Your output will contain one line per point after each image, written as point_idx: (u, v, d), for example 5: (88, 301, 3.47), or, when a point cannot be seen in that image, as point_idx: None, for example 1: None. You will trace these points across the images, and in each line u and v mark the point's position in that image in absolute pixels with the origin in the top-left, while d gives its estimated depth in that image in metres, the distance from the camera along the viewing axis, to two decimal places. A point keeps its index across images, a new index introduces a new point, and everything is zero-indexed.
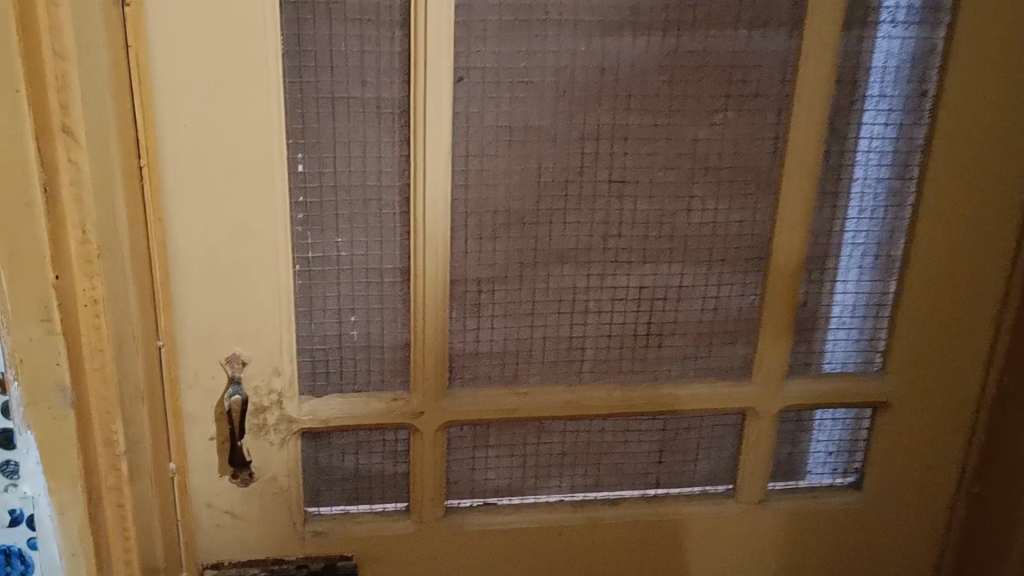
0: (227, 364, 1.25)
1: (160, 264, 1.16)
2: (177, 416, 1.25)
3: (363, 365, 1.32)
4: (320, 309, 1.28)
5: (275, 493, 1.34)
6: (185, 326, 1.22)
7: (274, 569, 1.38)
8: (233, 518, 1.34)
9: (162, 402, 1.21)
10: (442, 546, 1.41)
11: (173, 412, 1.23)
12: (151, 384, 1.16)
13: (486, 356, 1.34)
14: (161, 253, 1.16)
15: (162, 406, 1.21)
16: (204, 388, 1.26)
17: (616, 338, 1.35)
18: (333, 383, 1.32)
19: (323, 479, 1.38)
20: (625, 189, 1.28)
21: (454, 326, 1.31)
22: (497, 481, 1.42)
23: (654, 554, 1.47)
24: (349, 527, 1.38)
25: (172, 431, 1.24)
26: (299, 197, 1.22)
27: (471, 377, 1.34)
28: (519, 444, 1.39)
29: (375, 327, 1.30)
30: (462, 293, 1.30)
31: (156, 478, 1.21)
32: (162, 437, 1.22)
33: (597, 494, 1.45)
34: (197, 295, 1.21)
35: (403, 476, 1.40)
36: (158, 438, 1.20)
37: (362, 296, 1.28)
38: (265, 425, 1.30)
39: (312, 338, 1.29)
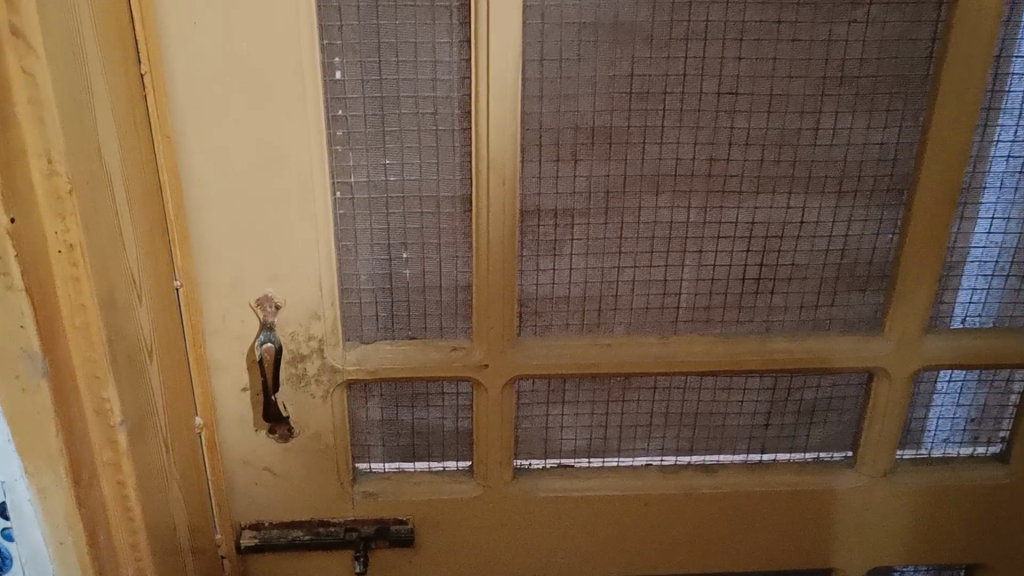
0: (258, 307, 1.08)
1: (171, 191, 0.99)
2: (201, 364, 1.08)
3: (418, 308, 1.12)
4: (367, 243, 1.08)
5: (318, 451, 1.17)
6: (207, 264, 1.05)
7: (320, 531, 1.22)
8: (272, 476, 1.18)
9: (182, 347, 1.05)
10: (509, 512, 1.23)
11: (198, 358, 1.08)
12: (164, 331, 1.00)
13: (562, 300, 1.13)
14: (172, 181, 0.98)
15: (181, 353, 1.05)
16: (233, 332, 1.09)
17: (719, 282, 1.13)
18: (384, 328, 1.13)
19: (374, 435, 1.20)
20: (738, 103, 1.03)
21: (524, 266, 1.10)
22: (574, 441, 1.23)
23: (755, 528, 1.27)
24: (403, 489, 1.22)
25: (196, 379, 1.09)
26: (338, 110, 1.01)
27: (544, 325, 1.14)
28: (600, 401, 1.19)
29: (431, 266, 1.10)
30: (535, 228, 1.08)
31: (177, 437, 1.05)
32: (181, 389, 1.06)
33: (691, 459, 1.25)
34: (221, 227, 1.03)
35: (466, 433, 1.21)
36: (176, 391, 1.04)
37: (416, 228, 1.07)
38: (305, 376, 1.12)
39: (357, 276, 1.10)
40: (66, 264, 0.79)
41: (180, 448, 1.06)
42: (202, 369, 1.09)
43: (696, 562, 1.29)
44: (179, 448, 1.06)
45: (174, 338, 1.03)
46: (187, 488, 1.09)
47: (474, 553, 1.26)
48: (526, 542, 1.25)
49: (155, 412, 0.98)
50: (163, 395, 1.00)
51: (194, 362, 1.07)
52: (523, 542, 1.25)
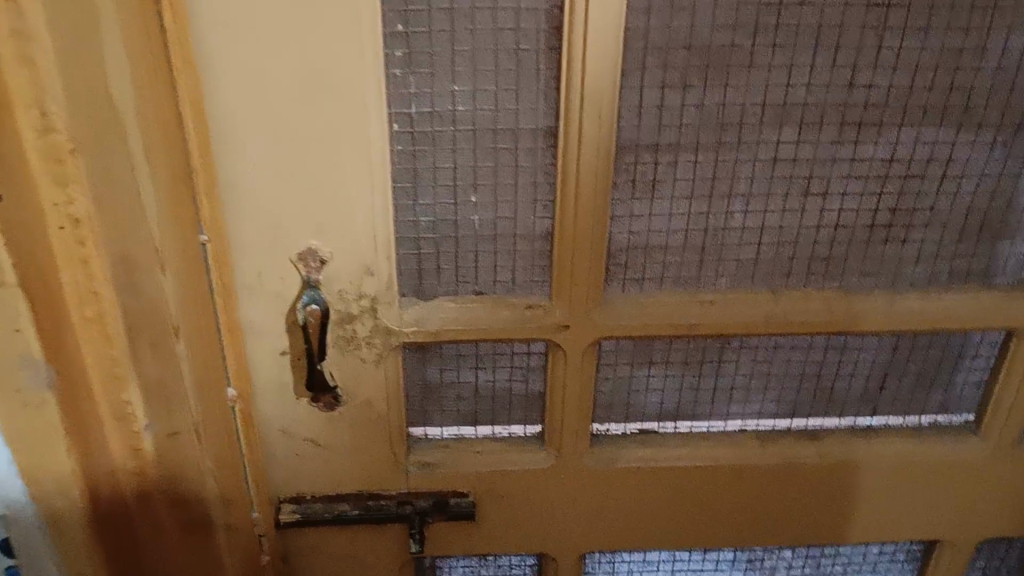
0: (300, 263, 0.90)
1: (195, 131, 0.80)
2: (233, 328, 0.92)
3: (487, 260, 0.95)
4: (431, 185, 0.91)
5: (369, 420, 1.02)
6: (239, 214, 0.87)
7: (370, 505, 1.07)
8: (315, 447, 1.03)
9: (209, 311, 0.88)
10: (584, 484, 1.08)
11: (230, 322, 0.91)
12: (191, 300, 0.83)
13: (658, 251, 0.96)
14: (196, 118, 0.79)
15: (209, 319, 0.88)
16: (271, 291, 0.92)
17: (844, 228, 0.96)
18: (447, 283, 0.97)
19: (433, 399, 1.05)
20: (890, 17, 0.84)
21: (616, 213, 0.93)
22: (660, 404, 1.07)
23: (860, 501, 1.12)
24: (464, 458, 1.07)
25: (228, 345, 0.92)
26: (399, 26, 0.82)
27: (635, 278, 0.97)
28: (693, 362, 1.04)
29: (505, 211, 0.93)
30: (631, 168, 0.90)
31: (209, 418, 0.90)
32: (212, 360, 0.90)
33: (790, 423, 1.11)
34: (256, 171, 0.84)
35: (537, 396, 1.06)
36: (206, 366, 0.88)
37: (490, 166, 0.90)
38: (355, 338, 0.96)
39: (418, 222, 0.93)
40: (70, 240, 0.68)
41: (213, 430, 0.90)
42: (234, 334, 0.92)
43: (792, 534, 1.15)
44: (212, 430, 0.90)
45: (202, 304, 0.86)
46: (221, 471, 0.93)
47: (542, 526, 1.12)
48: (602, 514, 1.11)
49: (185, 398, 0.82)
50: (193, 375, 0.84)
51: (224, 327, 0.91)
52: (598, 515, 1.11)
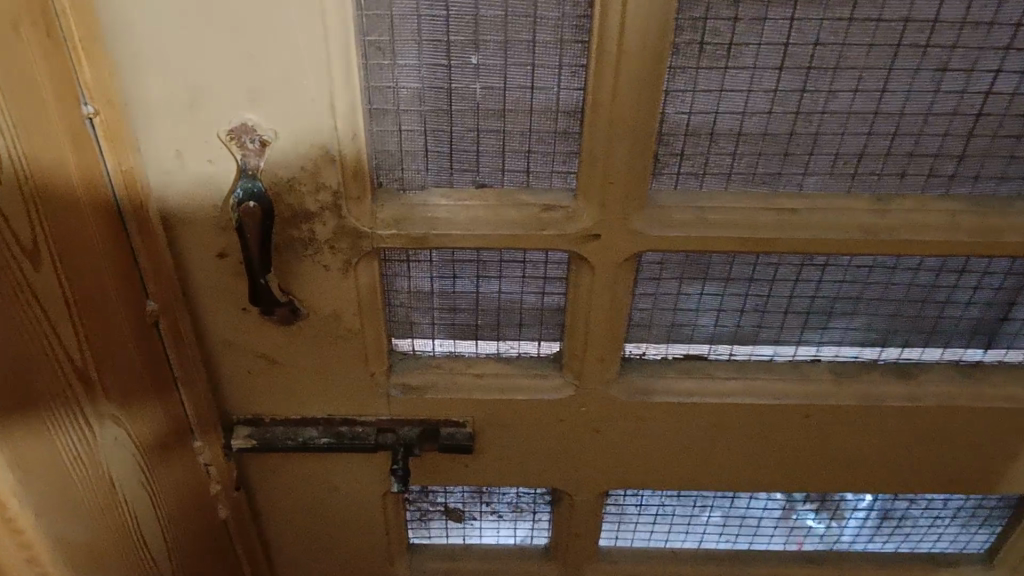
0: (232, 142, 0.66)
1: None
2: (143, 223, 0.68)
3: (489, 141, 0.71)
4: (414, 39, 0.65)
5: (337, 338, 0.80)
6: (137, 72, 0.62)
7: (342, 433, 0.86)
8: (272, 366, 0.82)
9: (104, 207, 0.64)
10: (611, 421, 0.87)
11: (137, 218, 0.68)
12: (66, 198, 0.59)
13: (727, 138, 0.70)
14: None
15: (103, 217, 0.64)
16: (196, 178, 0.68)
17: (989, 116, 0.69)
18: (438, 170, 0.72)
19: (422, 310, 0.82)
20: None
21: (672, 84, 0.67)
22: (713, 327, 0.84)
23: (957, 451, 0.90)
24: (461, 383, 0.85)
25: (138, 248, 0.69)
26: None
27: (694, 173, 0.72)
28: (759, 279, 0.80)
29: (518, 79, 0.67)
30: (698, 23, 0.64)
31: (115, 347, 0.67)
32: (113, 270, 0.67)
33: (878, 355, 0.87)
34: (153, 11, 0.60)
35: (555, 312, 0.83)
36: (100, 279, 0.65)
37: (499, 15, 0.64)
38: (314, 242, 0.72)
39: (398, 91, 0.68)
40: None
41: (122, 358, 0.69)
42: (147, 233, 0.69)
43: (866, 483, 0.93)
44: (121, 361, 0.68)
45: (90, 199, 0.62)
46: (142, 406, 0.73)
47: (557, 463, 0.90)
48: (633, 454, 0.90)
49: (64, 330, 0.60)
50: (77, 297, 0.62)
51: (133, 222, 0.68)
52: (627, 456, 0.90)
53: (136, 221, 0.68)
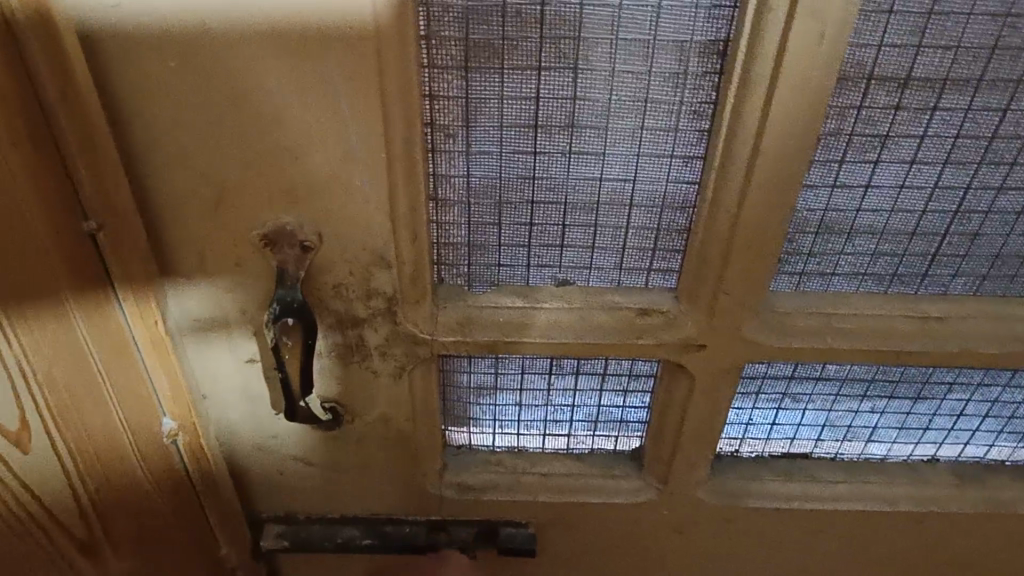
0: (268, 249, 0.54)
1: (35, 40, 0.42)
2: (156, 339, 0.57)
3: (577, 236, 0.59)
4: (496, 124, 0.53)
5: (385, 442, 0.68)
6: (154, 166, 0.50)
7: (388, 534, 0.75)
8: (309, 467, 0.71)
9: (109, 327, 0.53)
10: (694, 525, 0.75)
11: (150, 333, 0.57)
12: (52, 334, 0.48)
13: (867, 237, 0.58)
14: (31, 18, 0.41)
15: (108, 342, 0.53)
16: (224, 283, 0.56)
17: None
18: (512, 266, 0.60)
19: (486, 407, 0.71)
20: None
21: (810, 179, 0.55)
22: (819, 426, 0.73)
23: None
24: (524, 483, 0.74)
25: (152, 363, 0.58)
26: None
27: (820, 272, 0.60)
28: (881, 380, 0.68)
29: (617, 169, 0.55)
30: (850, 111, 0.51)
31: (114, 482, 0.57)
32: (119, 396, 0.56)
33: (1005, 459, 0.75)
34: (174, 99, 0.47)
35: (637, 411, 0.71)
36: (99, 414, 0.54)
37: (601, 99, 0.51)
38: (363, 348, 0.60)
39: (470, 181, 0.55)
40: None
41: (123, 495, 0.58)
42: (162, 348, 0.58)
43: None
44: (122, 496, 0.58)
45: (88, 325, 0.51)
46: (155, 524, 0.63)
47: (626, 561, 0.80)
48: (715, 555, 0.79)
49: (39, 488, 0.50)
50: (65, 441, 0.51)
51: (146, 337, 0.57)
52: (710, 557, 0.79)
53: (149, 336, 0.57)
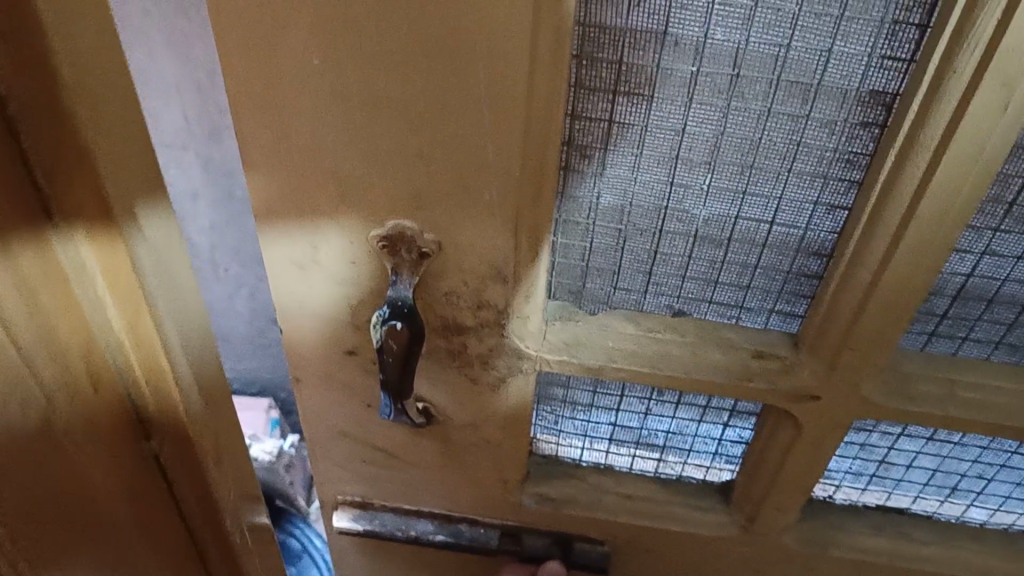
0: (386, 248, 0.53)
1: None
2: (157, 371, 0.29)
3: (700, 269, 0.56)
4: (634, 151, 0.50)
5: (472, 445, 0.67)
6: (124, 172, 0.25)
7: (461, 533, 0.75)
8: (392, 458, 0.70)
9: (40, 409, 0.24)
10: (773, 563, 0.74)
11: (148, 372, 0.29)
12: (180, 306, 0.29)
13: (1008, 306, 0.55)
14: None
15: (10, 473, 0.24)
16: (335, 275, 0.56)
17: None
18: (627, 289, 0.58)
19: (578, 422, 0.70)
20: None
21: (958, 244, 0.52)
22: (920, 486, 0.70)
23: None
24: (604, 499, 0.73)
25: (142, 398, 0.30)
26: None
27: (949, 335, 0.58)
28: (995, 449, 0.65)
29: (755, 209, 0.52)
30: (1015, 181, 0.48)
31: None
32: (147, 447, 0.32)
33: None
34: (306, 96, 0.46)
35: (732, 446, 0.69)
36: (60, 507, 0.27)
37: (750, 137, 0.49)
38: (466, 353, 0.59)
39: (599, 203, 0.54)
40: None
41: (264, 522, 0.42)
42: (171, 405, 0.31)
43: None
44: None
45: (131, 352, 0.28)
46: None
47: None
48: None
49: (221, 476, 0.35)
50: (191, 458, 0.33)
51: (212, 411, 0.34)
52: None
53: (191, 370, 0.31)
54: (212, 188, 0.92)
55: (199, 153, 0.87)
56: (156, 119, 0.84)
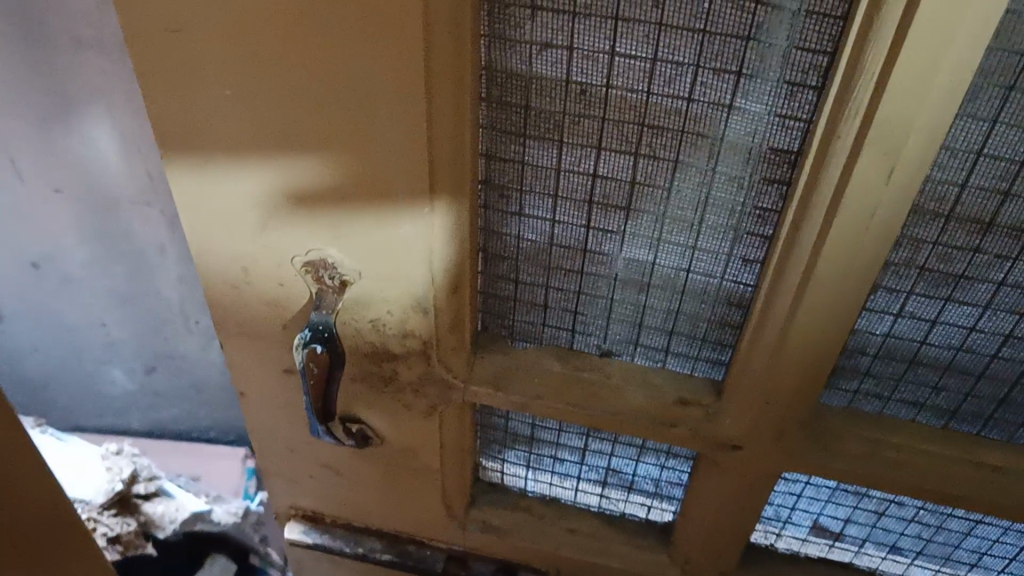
0: (312, 274, 0.55)
1: None
2: None
3: (625, 311, 0.57)
4: (551, 194, 0.51)
5: (411, 469, 0.68)
6: None
7: (407, 552, 0.76)
8: (337, 476, 0.71)
9: None
10: None
11: None
12: None
13: (930, 368, 0.55)
14: None
15: None
16: (266, 297, 0.57)
17: None
18: (557, 325, 0.59)
19: (519, 452, 0.70)
20: None
21: (873, 303, 0.52)
22: (861, 541, 0.69)
23: None
24: (547, 532, 0.73)
25: None
26: None
27: (874, 392, 0.57)
28: (932, 510, 0.64)
29: (672, 258, 0.53)
30: (924, 245, 0.48)
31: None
32: None
33: None
34: (222, 124, 0.48)
35: (672, 488, 0.69)
36: None
37: (661, 188, 0.49)
38: (396, 380, 0.60)
39: (521, 242, 0.54)
40: None
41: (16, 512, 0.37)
42: None
43: None
44: None
45: None
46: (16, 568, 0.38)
47: None
48: None
49: None
50: None
51: None
52: None
53: None
54: (177, 247, 1.01)
55: (161, 212, 0.96)
56: (117, 178, 0.92)
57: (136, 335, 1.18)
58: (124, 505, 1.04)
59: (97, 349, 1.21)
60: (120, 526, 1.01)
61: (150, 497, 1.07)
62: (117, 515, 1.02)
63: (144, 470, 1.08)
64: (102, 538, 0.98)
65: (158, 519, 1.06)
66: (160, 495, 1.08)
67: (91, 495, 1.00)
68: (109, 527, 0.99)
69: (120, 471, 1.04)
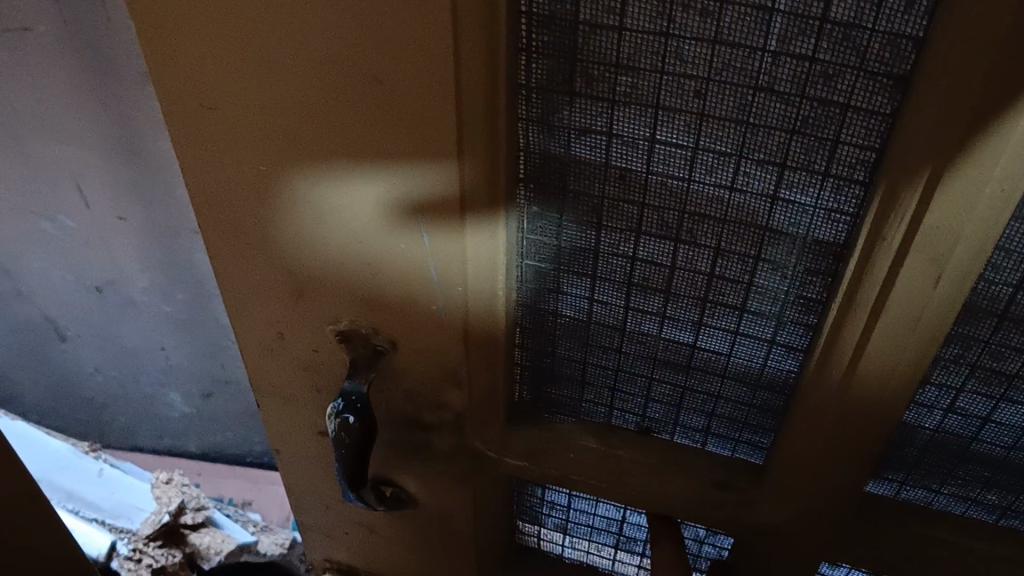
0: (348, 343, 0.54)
1: None
2: None
3: (665, 389, 0.56)
4: (589, 274, 0.50)
5: (446, 534, 0.68)
6: None
7: None
8: (372, 535, 0.71)
9: None
10: None
11: None
12: None
13: (980, 464, 0.52)
14: None
15: None
16: (301, 362, 0.57)
17: None
18: (595, 400, 0.58)
19: (556, 519, 0.69)
20: None
21: (921, 398, 0.50)
22: None
23: None
24: None
25: None
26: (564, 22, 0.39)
27: (922, 487, 0.55)
28: None
29: (713, 341, 0.51)
30: (975, 345, 0.46)
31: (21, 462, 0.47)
32: None
33: None
34: (259, 199, 0.48)
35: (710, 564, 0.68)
36: None
37: (703, 273, 0.48)
38: (430, 448, 0.60)
39: (558, 319, 0.54)
40: None
41: None
42: None
43: None
44: None
45: None
46: None
47: None
48: None
49: None
50: None
51: None
52: None
53: None
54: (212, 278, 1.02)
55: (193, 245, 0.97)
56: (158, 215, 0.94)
57: (192, 363, 1.19)
58: (171, 537, 1.05)
59: (154, 374, 1.23)
60: (166, 557, 1.02)
61: (197, 527, 1.08)
62: (160, 546, 1.03)
63: (192, 500, 1.09)
64: (147, 567, 1.00)
65: (203, 551, 1.05)
66: (208, 526, 1.08)
67: (138, 526, 1.04)
68: (156, 558, 1.01)
69: (166, 505, 1.07)
